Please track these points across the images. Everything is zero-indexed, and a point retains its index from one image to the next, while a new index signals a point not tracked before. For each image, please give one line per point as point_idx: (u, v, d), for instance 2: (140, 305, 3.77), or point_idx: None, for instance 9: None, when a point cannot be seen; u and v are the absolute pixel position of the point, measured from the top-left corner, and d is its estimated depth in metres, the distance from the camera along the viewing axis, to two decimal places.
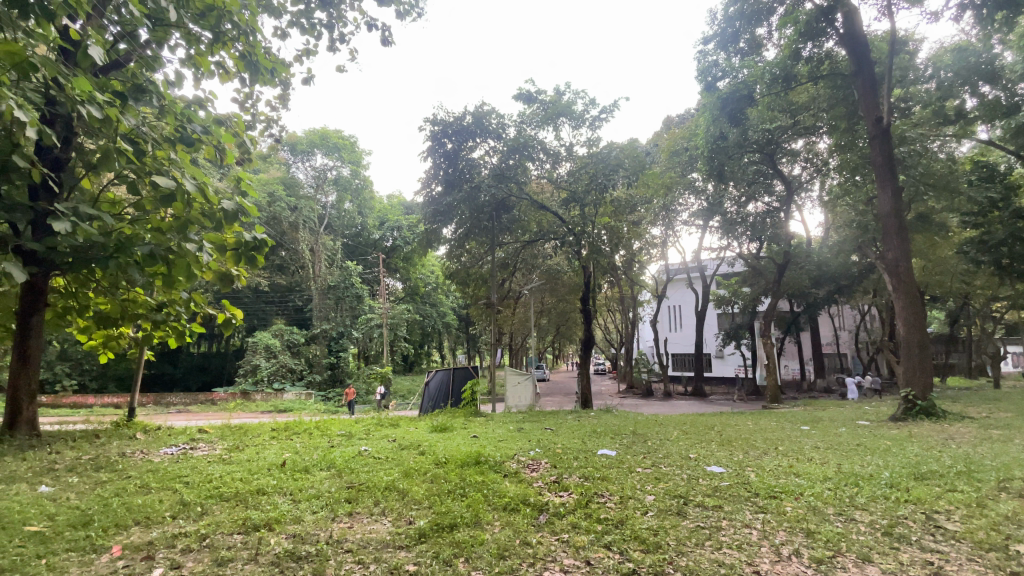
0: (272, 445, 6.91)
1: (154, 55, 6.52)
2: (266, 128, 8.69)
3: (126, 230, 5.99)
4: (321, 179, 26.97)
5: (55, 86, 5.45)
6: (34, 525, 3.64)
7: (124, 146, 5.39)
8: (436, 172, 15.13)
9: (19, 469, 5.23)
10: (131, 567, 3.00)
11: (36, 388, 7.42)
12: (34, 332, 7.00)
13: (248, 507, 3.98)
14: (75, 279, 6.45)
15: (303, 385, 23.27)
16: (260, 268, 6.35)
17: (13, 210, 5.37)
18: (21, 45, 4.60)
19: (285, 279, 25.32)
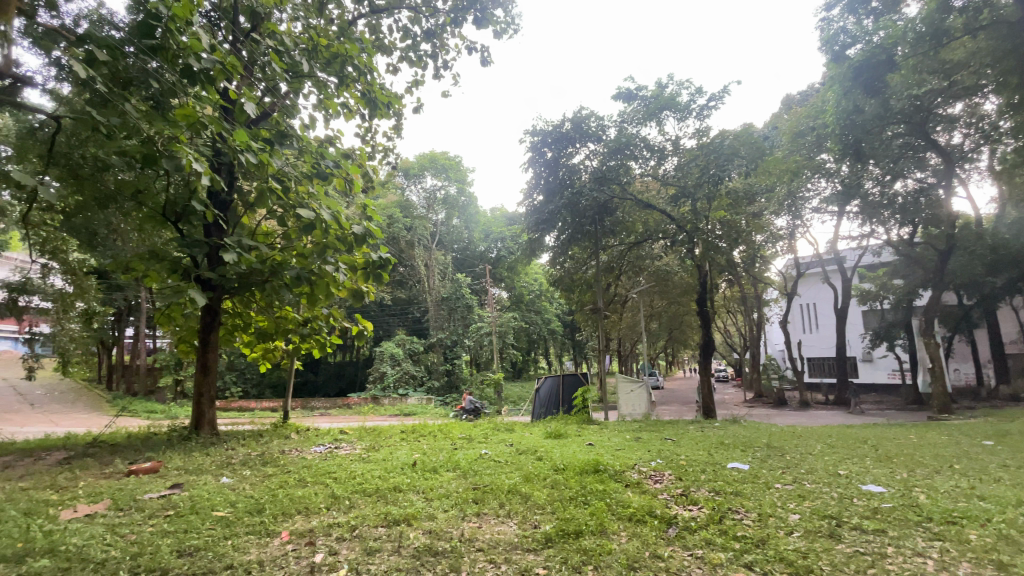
0: (402, 446, 7.49)
1: (292, 103, 7.56)
2: (384, 157, 9.55)
3: (278, 258, 6.94)
4: (431, 199, 28.69)
5: (220, 141, 6.55)
6: (221, 510, 4.33)
7: (274, 185, 6.28)
8: (538, 182, 15.40)
9: (206, 462, 6.25)
10: (299, 550, 3.43)
11: (214, 396, 8.69)
12: (212, 347, 8.34)
13: (387, 503, 4.34)
14: (242, 300, 7.55)
15: (423, 391, 24.87)
16: (385, 284, 7.01)
17: (196, 247, 6.52)
18: (195, 109, 5.62)
19: (404, 292, 27.31)
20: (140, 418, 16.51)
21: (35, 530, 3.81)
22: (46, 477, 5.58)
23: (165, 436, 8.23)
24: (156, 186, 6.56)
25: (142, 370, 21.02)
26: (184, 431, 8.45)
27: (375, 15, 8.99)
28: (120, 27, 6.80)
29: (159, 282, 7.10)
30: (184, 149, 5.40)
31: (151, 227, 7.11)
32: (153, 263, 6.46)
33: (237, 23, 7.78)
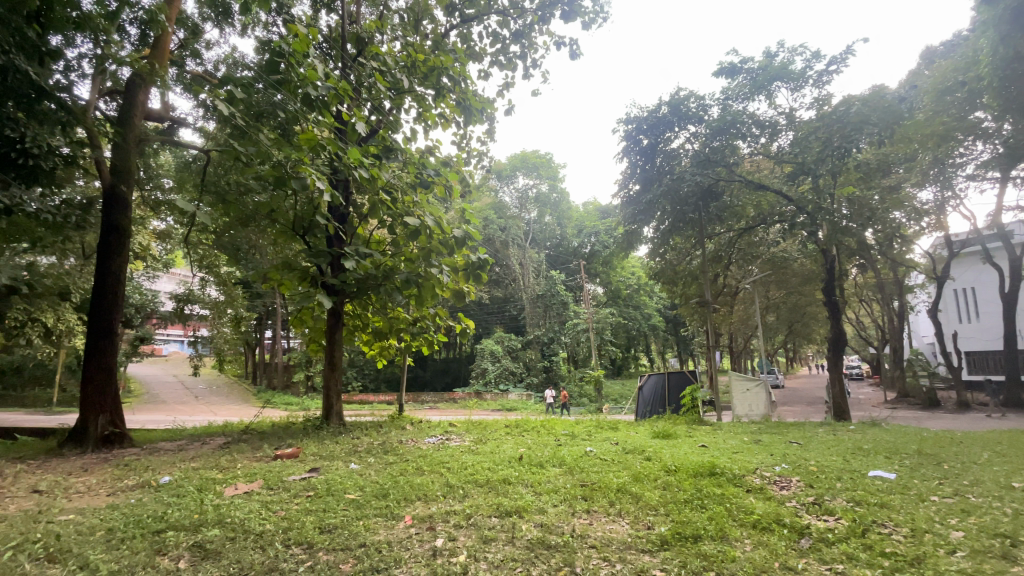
0: (508, 440, 7.69)
1: (395, 119, 8.14)
2: (479, 161, 9.88)
3: (388, 263, 7.51)
4: (524, 199, 29.27)
5: (336, 160, 7.23)
6: (351, 493, 4.78)
7: (384, 197, 6.82)
8: (633, 171, 14.95)
9: (337, 449, 6.94)
10: (421, 534, 3.67)
11: (341, 388, 9.48)
12: (338, 344, 8.96)
13: (499, 494, 4.49)
14: (361, 302, 8.26)
15: (523, 387, 25.32)
16: (484, 284, 7.33)
17: (320, 257, 7.28)
18: (316, 133, 6.26)
19: (501, 291, 27.84)
20: (280, 409, 18.75)
21: (208, 503, 4.51)
22: (213, 458, 6.58)
23: (302, 425, 9.28)
24: (285, 204, 7.42)
25: (279, 367, 23.87)
26: (317, 419, 9.39)
27: (465, 25, 9.32)
28: (252, 67, 7.79)
29: (292, 289, 8.03)
30: (309, 170, 6.08)
31: (283, 241, 8.05)
32: (287, 272, 7.32)
33: (345, 50, 8.53)
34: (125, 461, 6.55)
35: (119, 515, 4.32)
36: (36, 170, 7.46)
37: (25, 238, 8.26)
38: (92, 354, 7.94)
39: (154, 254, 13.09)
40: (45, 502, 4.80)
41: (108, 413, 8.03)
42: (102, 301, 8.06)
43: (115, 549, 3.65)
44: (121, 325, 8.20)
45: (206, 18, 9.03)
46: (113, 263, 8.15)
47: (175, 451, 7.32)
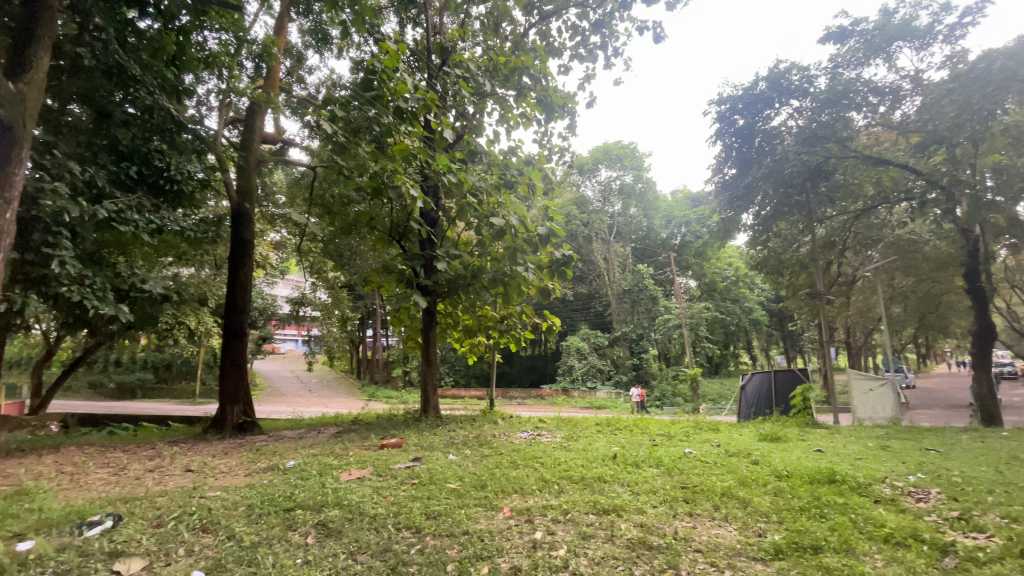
0: (601, 438, 7.59)
1: (480, 122, 8.40)
2: (561, 157, 9.84)
3: (477, 263, 7.75)
4: (608, 191, 28.61)
5: (425, 167, 7.60)
6: (452, 483, 5.01)
7: (471, 200, 7.07)
8: (728, 155, 14.06)
9: (436, 441, 7.30)
10: (520, 526, 3.75)
11: (436, 383, 9.87)
12: (432, 342, 9.35)
13: (595, 492, 4.45)
14: (452, 302, 8.61)
15: (612, 385, 24.82)
16: (569, 280, 7.40)
17: (414, 259, 7.70)
18: (407, 143, 6.65)
19: (585, 287, 27.34)
20: (381, 402, 20.14)
21: (327, 486, 4.98)
22: (329, 446, 7.23)
23: (402, 417, 9.89)
24: (382, 211, 7.93)
25: (379, 363, 25.56)
26: (415, 412, 9.93)
27: (544, 21, 9.32)
28: (348, 87, 8.42)
29: (390, 291, 8.57)
30: (403, 178, 6.49)
31: (381, 246, 8.61)
32: (386, 275, 7.84)
33: (430, 60, 8.91)
34: (257, 446, 7.42)
35: (256, 493, 4.91)
36: (179, 193, 8.72)
37: (174, 253, 9.64)
38: (228, 352, 9.08)
39: (272, 262, 14.64)
40: (197, 480, 5.58)
41: (241, 404, 9.14)
42: (235, 305, 9.18)
43: (255, 523, 4.15)
44: (248, 326, 9.29)
45: (308, 45, 9.92)
46: (241, 272, 9.25)
47: (296, 439, 8.14)
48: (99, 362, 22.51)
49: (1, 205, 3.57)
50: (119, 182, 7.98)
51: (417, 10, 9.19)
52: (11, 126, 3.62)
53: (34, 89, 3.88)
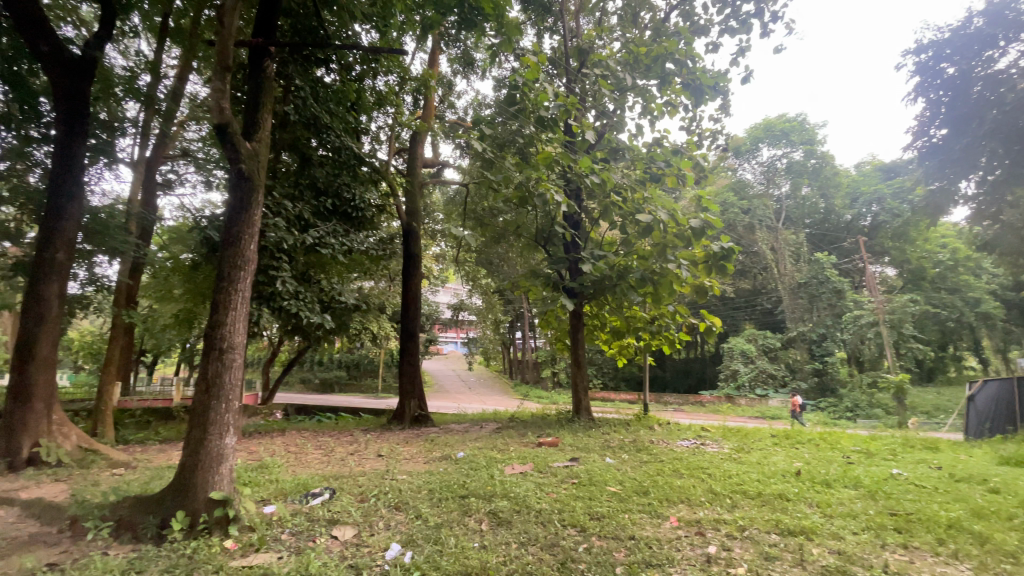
0: (778, 452, 6.77)
1: (621, 119, 8.27)
2: (713, 141, 9.12)
3: (623, 262, 7.59)
4: (771, 172, 25.63)
5: (569, 171, 7.74)
6: (612, 486, 4.96)
7: (616, 198, 6.99)
8: (936, 112, 11.52)
9: (592, 443, 7.31)
10: (691, 538, 3.55)
11: (588, 385, 9.49)
12: (581, 344, 9.23)
13: (776, 510, 4.00)
14: (601, 304, 8.57)
15: (787, 392, 21.96)
16: (730, 275, 6.93)
17: (562, 262, 7.85)
18: (549, 150, 6.91)
19: (749, 283, 24.68)
20: (536, 402, 20.91)
21: (495, 478, 5.34)
22: (491, 441, 7.73)
23: (556, 417, 10.12)
24: (529, 218, 8.26)
25: (530, 364, 26.50)
26: (568, 413, 10.08)
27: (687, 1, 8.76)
28: (494, 104, 8.94)
29: (539, 295, 8.84)
30: (548, 185, 6.71)
31: (529, 252, 8.94)
32: (534, 280, 8.11)
33: (568, 65, 9.00)
34: (431, 437, 8.27)
35: (436, 479, 5.50)
36: (362, 219, 10.22)
37: (360, 270, 11.29)
38: (403, 353, 10.28)
39: (434, 273, 16.23)
40: (387, 463, 6.44)
41: (416, 398, 10.27)
42: (407, 312, 10.36)
43: (437, 506, 4.64)
44: (419, 330, 10.41)
45: (456, 71, 10.79)
46: (412, 283, 10.42)
47: (462, 433, 8.86)
48: (307, 361, 27.37)
49: (247, 237, 4.59)
50: (319, 213, 9.66)
51: (553, 18, 9.36)
52: (250, 177, 4.65)
53: (263, 146, 4.93)
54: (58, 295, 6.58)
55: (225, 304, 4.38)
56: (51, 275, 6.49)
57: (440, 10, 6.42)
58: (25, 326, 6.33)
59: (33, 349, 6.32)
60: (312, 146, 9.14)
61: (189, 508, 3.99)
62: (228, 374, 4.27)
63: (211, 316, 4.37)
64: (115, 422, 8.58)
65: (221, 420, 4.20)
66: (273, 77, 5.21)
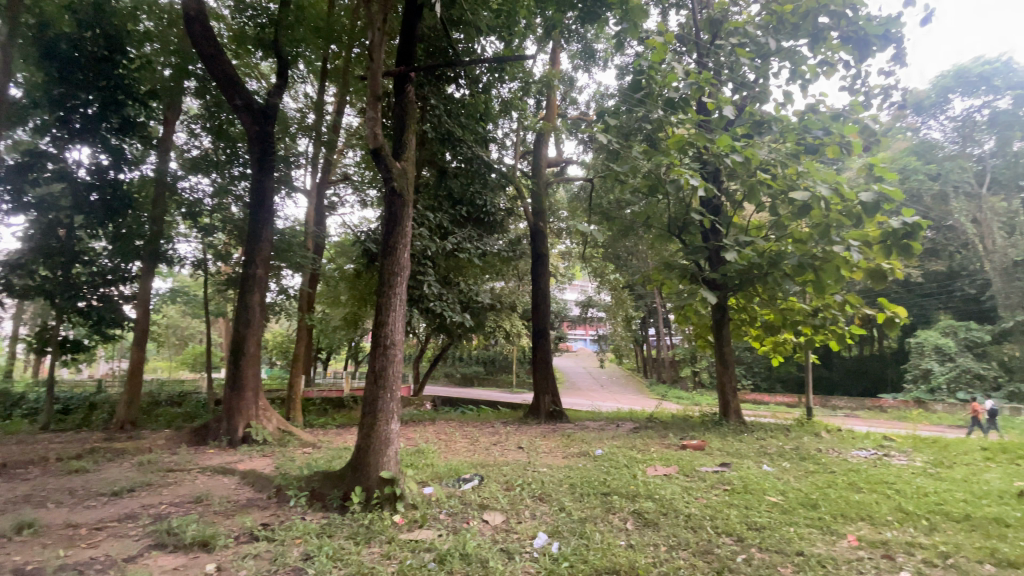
0: (997, 469, 5.48)
1: (764, 89, 7.47)
2: (885, 98, 7.73)
3: (774, 248, 6.81)
4: (967, 128, 19.61)
5: (705, 153, 7.25)
6: (772, 496, 4.48)
7: (763, 176, 6.40)
8: None
9: (744, 448, 6.69)
10: (876, 561, 3.07)
11: (736, 385, 8.65)
12: (726, 340, 8.52)
13: (994, 539, 3.27)
14: (747, 296, 7.82)
15: (1004, 397, 17.65)
16: (917, 256, 5.84)
17: (700, 252, 7.35)
18: (681, 132, 6.57)
19: (941, 264, 20.24)
20: (674, 402, 19.81)
21: (638, 478, 5.17)
22: (630, 440, 7.52)
23: (699, 419, 9.47)
24: (661, 208, 7.85)
25: (666, 361, 25.21)
26: (713, 415, 9.38)
27: None
28: (617, 94, 8.69)
29: (674, 288, 8.35)
30: (682, 171, 6.36)
31: (661, 243, 8.51)
32: (668, 272, 7.70)
33: (699, 39, 8.37)
34: (568, 433, 8.32)
35: (577, 474, 5.51)
36: (493, 222, 10.70)
37: (493, 271, 11.82)
38: (536, 351, 10.51)
39: (562, 271, 16.32)
40: (529, 456, 6.65)
41: (551, 395, 10.39)
42: (539, 310, 10.54)
43: (580, 501, 4.66)
44: (550, 328, 10.56)
45: (577, 67, 10.69)
46: (542, 281, 10.60)
47: (598, 430, 8.77)
48: (449, 358, 29.50)
49: (400, 245, 5.08)
50: (456, 220, 10.37)
51: None
52: (401, 192, 5.17)
53: (410, 163, 5.44)
54: (259, 303, 8.02)
55: (387, 305, 4.93)
56: (253, 286, 7.94)
57: (561, 7, 6.45)
58: (237, 328, 7.82)
59: (243, 347, 7.77)
60: (446, 159, 9.87)
61: (364, 484, 4.55)
62: (392, 367, 4.80)
63: (376, 317, 4.95)
64: (301, 408, 10.13)
65: (387, 408, 4.72)
66: (414, 99, 5.71)
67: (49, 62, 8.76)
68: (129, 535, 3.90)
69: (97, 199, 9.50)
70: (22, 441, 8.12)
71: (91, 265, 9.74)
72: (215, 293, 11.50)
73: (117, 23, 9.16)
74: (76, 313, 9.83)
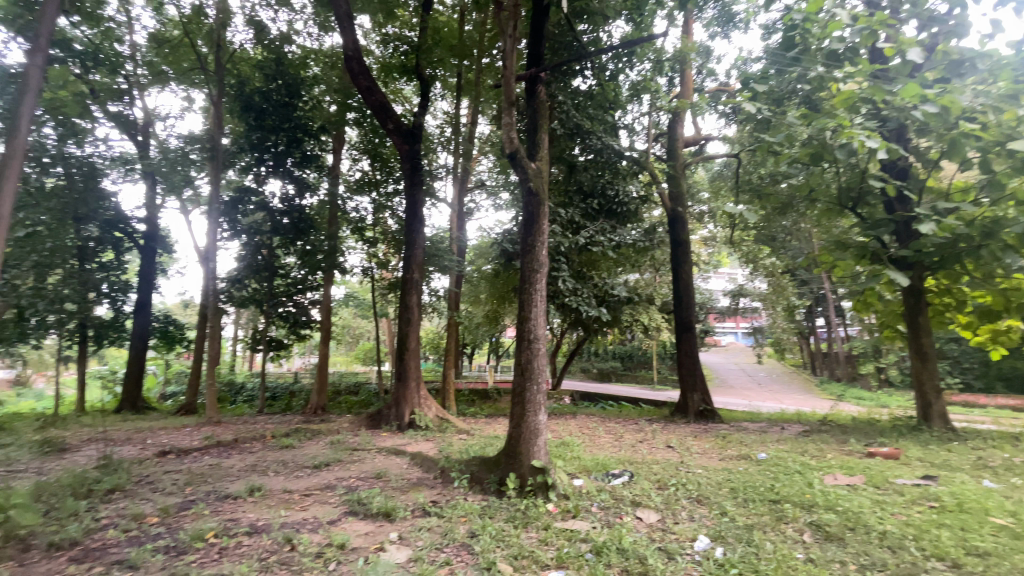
0: None
1: (961, 19, 6.08)
2: None
3: (989, 214, 5.54)
4: None
5: (881, 108, 6.17)
6: (1000, 518, 3.63)
7: (969, 126, 5.23)
8: None
9: (955, 460, 5.52)
10: None
11: (940, 384, 7.15)
12: (923, 329, 7.11)
13: None
14: (952, 276, 6.45)
15: None
16: None
17: (880, 226, 6.28)
18: (850, 88, 5.68)
19: None
20: (852, 402, 17.09)
21: (814, 487, 4.58)
22: (799, 444, 6.70)
23: (889, 423, 8.03)
24: (827, 178, 6.86)
25: (838, 356, 21.91)
26: (907, 418, 7.89)
27: None
28: (764, 56, 7.80)
29: (848, 271, 7.23)
30: (854, 133, 5.49)
31: (828, 220, 7.44)
32: (840, 252, 6.70)
33: None
34: (723, 434, 7.70)
35: (738, 478, 5.07)
36: (628, 212, 10.37)
37: (629, 263, 11.47)
38: (681, 345, 9.92)
39: (706, 258, 15.18)
40: (680, 455, 6.32)
41: (700, 392, 9.72)
42: (682, 302, 9.94)
43: (744, 506, 4.29)
44: (696, 320, 9.90)
45: (714, 34, 9.81)
46: (684, 270, 9.97)
47: (759, 432, 7.96)
48: (587, 353, 29.38)
49: (538, 242, 5.19)
50: (588, 214, 10.31)
51: None
52: (537, 191, 5.28)
53: (544, 162, 5.51)
54: (416, 303, 8.88)
55: (529, 302, 5.07)
56: (410, 289, 8.82)
57: None
58: (399, 327, 8.75)
59: (405, 343, 8.67)
60: (575, 153, 9.87)
61: (517, 471, 4.76)
62: (537, 361, 4.93)
63: (520, 313, 5.12)
64: (454, 399, 10.99)
65: (535, 400, 4.86)
66: (545, 99, 5.79)
67: (249, 114, 10.79)
68: (329, 502, 4.61)
69: (288, 221, 11.42)
70: (247, 421, 10.06)
71: (286, 277, 11.72)
72: (378, 297, 12.97)
73: (294, 73, 11.05)
74: (278, 317, 11.82)
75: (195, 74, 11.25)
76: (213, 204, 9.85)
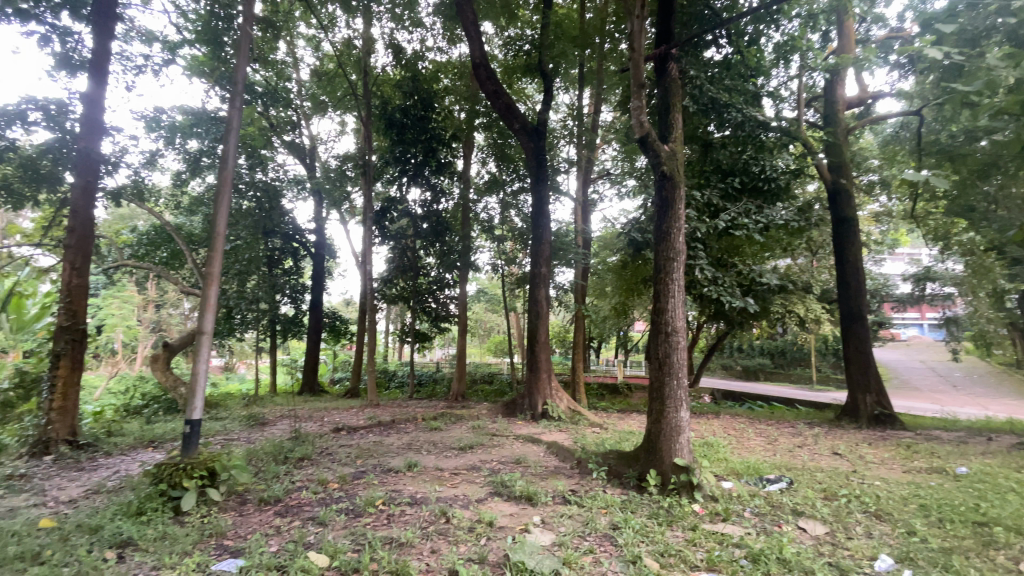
0: None
1: None
2: None
3: None
4: None
5: None
6: None
7: None
8: None
9: None
10: None
11: None
12: None
13: None
14: None
15: None
16: None
17: None
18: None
19: None
20: None
21: None
22: (1018, 459, 5.43)
23: None
24: None
25: None
26: None
27: None
28: None
29: None
30: None
31: None
32: None
33: None
34: (907, 442, 6.55)
35: (929, 494, 4.29)
36: (776, 190, 9.31)
37: (778, 247, 10.32)
38: (847, 339, 8.67)
39: (876, 238, 13.12)
40: (852, 464, 5.52)
41: (874, 393, 8.39)
42: (847, 289, 8.67)
43: (940, 527, 3.61)
44: (866, 310, 8.55)
45: None
46: (848, 253, 8.69)
47: (958, 443, 6.62)
48: (728, 348, 27.18)
49: (674, 228, 4.94)
50: (728, 195, 9.50)
51: None
52: (671, 174, 5.02)
53: (679, 144, 5.20)
54: (545, 297, 9.05)
55: (665, 292, 4.85)
56: (539, 283, 9.01)
57: None
58: (531, 321, 9.01)
59: (536, 335, 8.90)
60: (710, 131, 9.18)
61: (658, 468, 4.58)
62: (675, 354, 4.70)
63: (655, 304, 4.92)
64: (585, 392, 10.98)
65: (675, 395, 4.64)
66: (677, 76, 5.46)
67: (391, 130, 11.97)
68: (475, 481, 4.95)
69: (427, 224, 12.44)
70: (400, 405, 11.24)
71: (427, 276, 12.79)
72: (507, 291, 13.49)
73: (428, 88, 12.03)
74: (422, 313, 12.97)
75: (348, 100, 12.85)
76: (366, 213, 11.15)
